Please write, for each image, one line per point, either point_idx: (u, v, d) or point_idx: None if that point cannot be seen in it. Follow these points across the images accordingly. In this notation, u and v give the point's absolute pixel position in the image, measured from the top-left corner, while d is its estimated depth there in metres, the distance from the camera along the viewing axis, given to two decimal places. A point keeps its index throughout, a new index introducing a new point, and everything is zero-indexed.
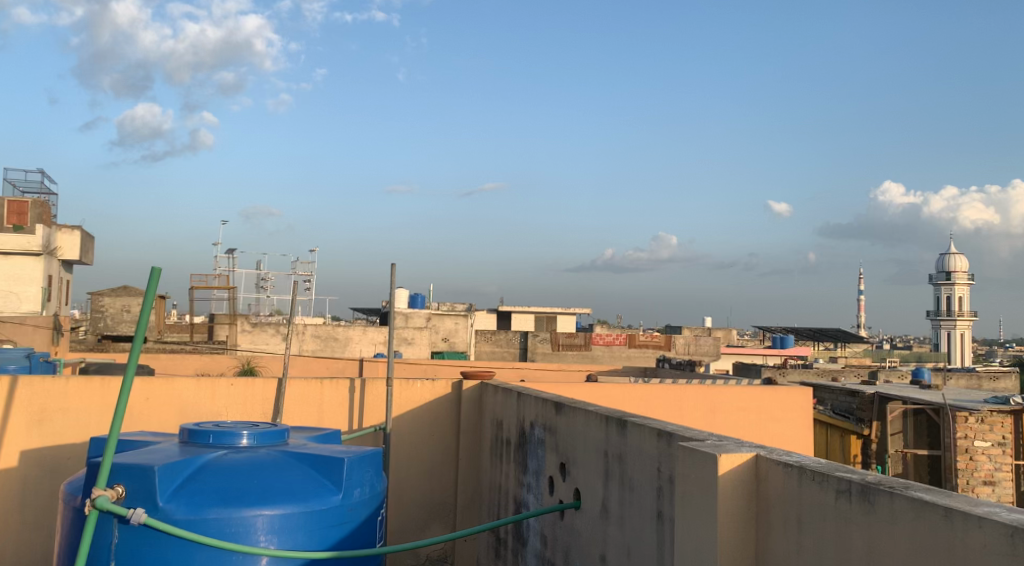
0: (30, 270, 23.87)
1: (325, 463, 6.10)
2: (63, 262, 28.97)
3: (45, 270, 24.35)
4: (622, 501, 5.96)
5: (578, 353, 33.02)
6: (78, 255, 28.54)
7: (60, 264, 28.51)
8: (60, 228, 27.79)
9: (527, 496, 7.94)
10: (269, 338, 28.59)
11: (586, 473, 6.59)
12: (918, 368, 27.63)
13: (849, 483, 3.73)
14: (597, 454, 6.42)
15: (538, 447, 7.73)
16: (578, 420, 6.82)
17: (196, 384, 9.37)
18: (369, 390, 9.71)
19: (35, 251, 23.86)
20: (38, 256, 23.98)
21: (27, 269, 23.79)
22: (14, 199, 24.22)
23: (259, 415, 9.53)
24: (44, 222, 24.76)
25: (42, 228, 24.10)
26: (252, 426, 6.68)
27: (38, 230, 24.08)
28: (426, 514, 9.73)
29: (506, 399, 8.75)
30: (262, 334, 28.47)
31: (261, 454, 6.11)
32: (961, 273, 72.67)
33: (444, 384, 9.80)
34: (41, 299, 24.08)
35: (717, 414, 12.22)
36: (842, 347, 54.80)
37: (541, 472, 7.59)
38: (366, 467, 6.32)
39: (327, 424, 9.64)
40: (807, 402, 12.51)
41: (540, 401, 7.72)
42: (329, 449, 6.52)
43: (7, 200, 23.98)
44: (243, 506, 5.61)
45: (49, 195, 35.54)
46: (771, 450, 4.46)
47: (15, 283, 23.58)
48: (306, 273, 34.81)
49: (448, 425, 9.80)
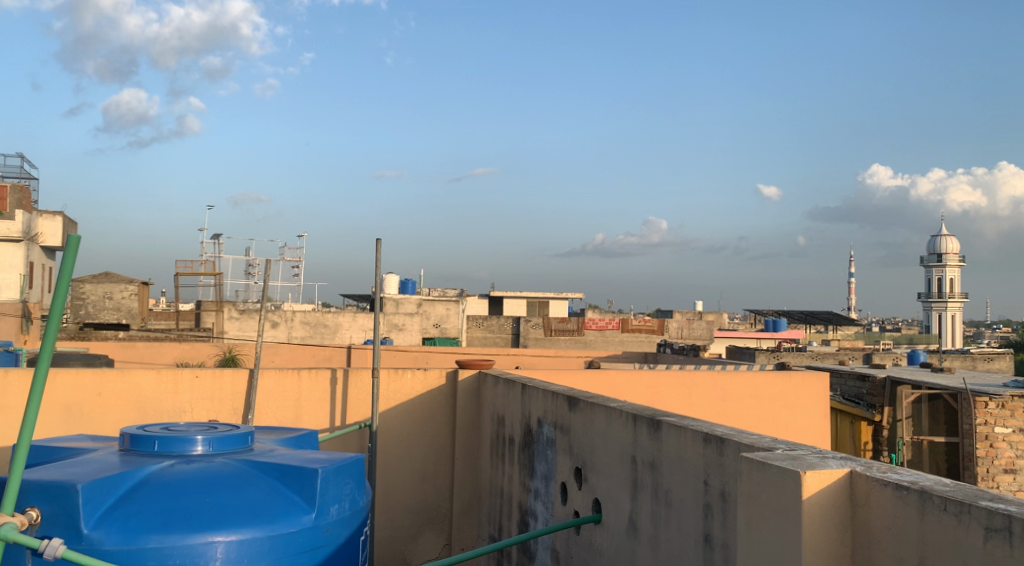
0: (10, 257, 22.79)
1: (295, 475, 5.02)
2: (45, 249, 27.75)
3: (27, 257, 23.27)
4: (654, 518, 4.92)
5: (570, 338, 31.92)
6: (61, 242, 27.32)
7: (42, 251, 27.26)
8: (41, 214, 26.59)
9: (535, 505, 6.90)
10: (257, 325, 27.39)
11: (609, 481, 5.54)
12: (912, 351, 26.85)
13: (1009, 521, 2.73)
14: (622, 460, 5.37)
15: (547, 448, 6.69)
16: (597, 418, 5.77)
17: (157, 376, 8.26)
18: (353, 382, 8.64)
19: (15, 237, 22.81)
20: (18, 243, 22.93)
21: (7, 257, 22.72)
22: None
23: (228, 411, 8.45)
24: (22, 208, 23.66)
25: (23, 215, 23.06)
26: (207, 428, 5.59)
27: (19, 216, 23.02)
28: (417, 521, 8.67)
29: (508, 392, 7.69)
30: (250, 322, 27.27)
31: (215, 465, 5.03)
32: (953, 255, 71.66)
33: (438, 374, 8.74)
34: (22, 287, 23.01)
35: (728, 402, 11.14)
36: (834, 331, 53.90)
37: (552, 478, 6.55)
38: (345, 479, 5.24)
39: (305, 423, 8.54)
40: (824, 388, 11.43)
41: (549, 394, 6.67)
42: (300, 455, 5.42)
43: None
44: (191, 530, 4.56)
45: (31, 180, 34.30)
46: (868, 464, 3.41)
47: None
48: (295, 258, 33.65)
49: (442, 420, 8.74)
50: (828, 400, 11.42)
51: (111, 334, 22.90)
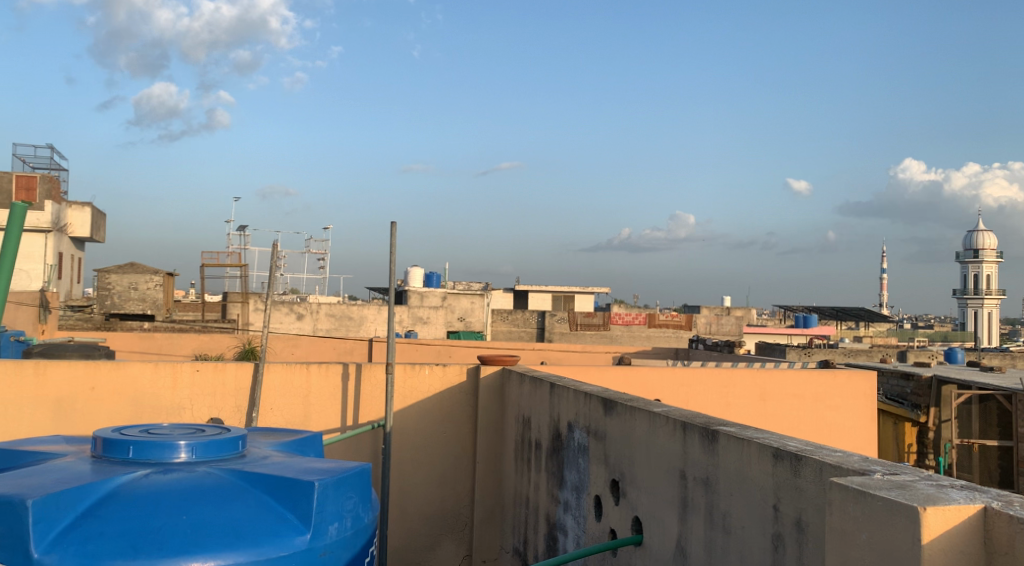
0: (39, 247, 23.08)
1: (288, 487, 4.30)
2: (74, 240, 27.47)
3: (55, 247, 23.51)
4: (709, 546, 4.18)
5: (596, 333, 30.98)
6: (90, 233, 27.08)
7: (70, 242, 26.96)
8: (70, 204, 26.34)
9: (564, 519, 6.18)
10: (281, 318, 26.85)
11: (651, 499, 4.80)
12: (950, 348, 25.69)
13: None
14: (669, 475, 4.62)
15: (578, 456, 5.96)
16: (637, 425, 5.03)
17: (155, 369, 7.57)
18: (366, 377, 7.94)
19: (44, 228, 23.07)
20: (46, 234, 23.17)
21: (38, 247, 23.05)
22: (23, 174, 23.18)
23: (231, 409, 7.73)
24: (51, 198, 23.77)
25: (51, 205, 23.30)
26: (192, 431, 4.83)
27: (47, 206, 23.21)
28: (436, 529, 7.96)
29: (535, 392, 6.95)
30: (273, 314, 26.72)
31: (195, 476, 4.31)
32: (989, 251, 69.59)
33: (458, 370, 8.03)
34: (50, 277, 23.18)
35: (768, 402, 10.25)
36: (866, 327, 52.46)
37: (584, 490, 5.82)
38: (347, 493, 4.51)
39: (313, 423, 7.84)
40: (872, 388, 10.54)
41: (581, 394, 5.93)
42: (297, 464, 4.69)
43: (16, 176, 23.12)
44: (161, 554, 3.88)
45: (61, 171, 34.09)
46: (1005, 497, 2.65)
47: (25, 261, 22.82)
48: (321, 252, 33.10)
49: (463, 419, 8.03)
50: (875, 402, 10.53)
51: (135, 325, 22.50)
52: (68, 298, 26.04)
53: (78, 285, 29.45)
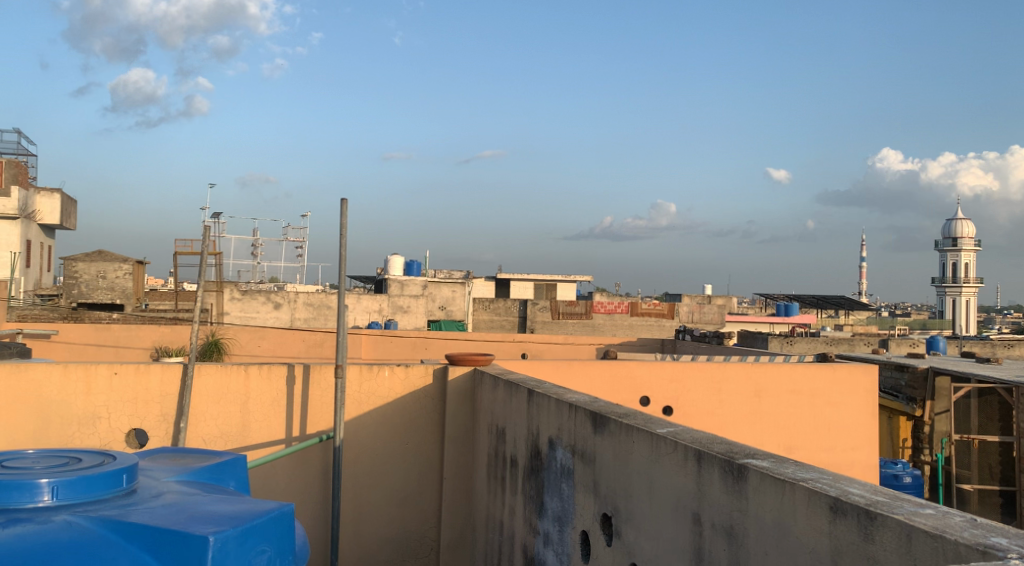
0: (6, 234, 21.92)
1: (173, 543, 3.23)
2: (43, 228, 26.18)
3: (23, 235, 22.33)
4: None
5: (578, 322, 29.90)
6: (59, 220, 25.78)
7: (40, 231, 25.66)
8: (37, 190, 25.04)
9: (544, 554, 5.14)
10: (258, 306, 24.63)
11: (653, 545, 3.78)
12: (933, 337, 24.78)
13: None
14: (678, 518, 3.59)
15: (561, 481, 4.91)
16: (636, 449, 3.99)
17: (63, 372, 6.45)
18: (315, 381, 6.85)
19: (11, 214, 21.87)
20: (14, 220, 22.01)
21: (3, 235, 21.84)
22: None
23: (156, 419, 6.63)
24: (18, 184, 22.60)
25: (17, 191, 22.15)
26: (65, 462, 3.74)
27: (15, 192, 22.09)
28: (396, 556, 6.90)
29: (510, 399, 5.91)
30: (250, 303, 24.58)
31: (48, 529, 3.24)
32: (968, 240, 68.91)
33: (422, 372, 6.97)
34: (16, 266, 21.95)
35: (764, 398, 9.14)
36: (846, 316, 51.64)
37: (568, 523, 4.79)
38: (258, 547, 3.43)
39: (253, 432, 6.75)
40: (872, 383, 9.47)
41: (565, 406, 4.89)
42: (193, 508, 3.60)
43: None
44: None
45: (28, 157, 32.67)
46: None
47: None
48: (299, 241, 31.88)
49: (429, 429, 6.97)
50: (877, 397, 9.47)
51: (103, 316, 21.20)
52: (36, 287, 24.73)
53: (49, 274, 28.16)
